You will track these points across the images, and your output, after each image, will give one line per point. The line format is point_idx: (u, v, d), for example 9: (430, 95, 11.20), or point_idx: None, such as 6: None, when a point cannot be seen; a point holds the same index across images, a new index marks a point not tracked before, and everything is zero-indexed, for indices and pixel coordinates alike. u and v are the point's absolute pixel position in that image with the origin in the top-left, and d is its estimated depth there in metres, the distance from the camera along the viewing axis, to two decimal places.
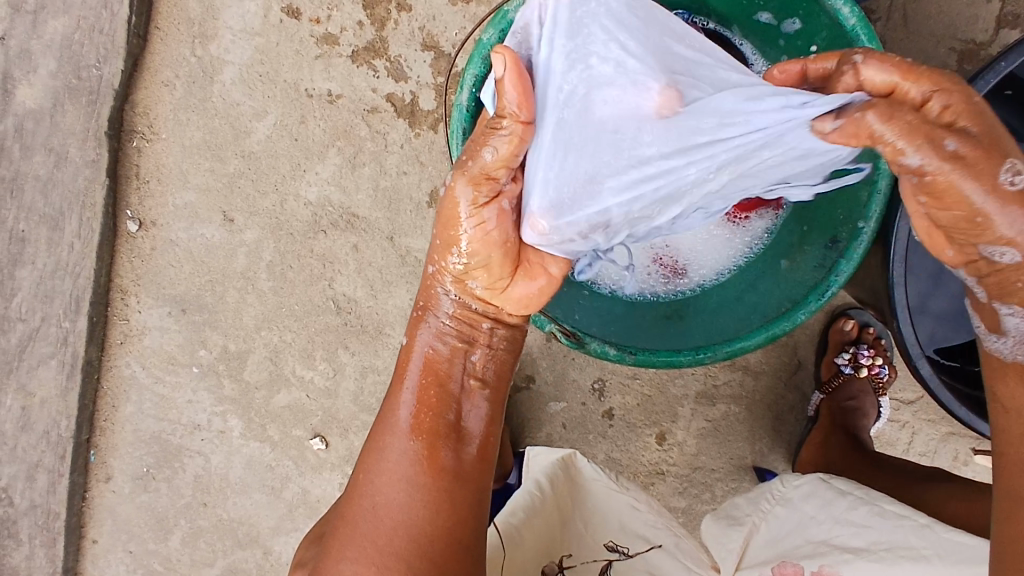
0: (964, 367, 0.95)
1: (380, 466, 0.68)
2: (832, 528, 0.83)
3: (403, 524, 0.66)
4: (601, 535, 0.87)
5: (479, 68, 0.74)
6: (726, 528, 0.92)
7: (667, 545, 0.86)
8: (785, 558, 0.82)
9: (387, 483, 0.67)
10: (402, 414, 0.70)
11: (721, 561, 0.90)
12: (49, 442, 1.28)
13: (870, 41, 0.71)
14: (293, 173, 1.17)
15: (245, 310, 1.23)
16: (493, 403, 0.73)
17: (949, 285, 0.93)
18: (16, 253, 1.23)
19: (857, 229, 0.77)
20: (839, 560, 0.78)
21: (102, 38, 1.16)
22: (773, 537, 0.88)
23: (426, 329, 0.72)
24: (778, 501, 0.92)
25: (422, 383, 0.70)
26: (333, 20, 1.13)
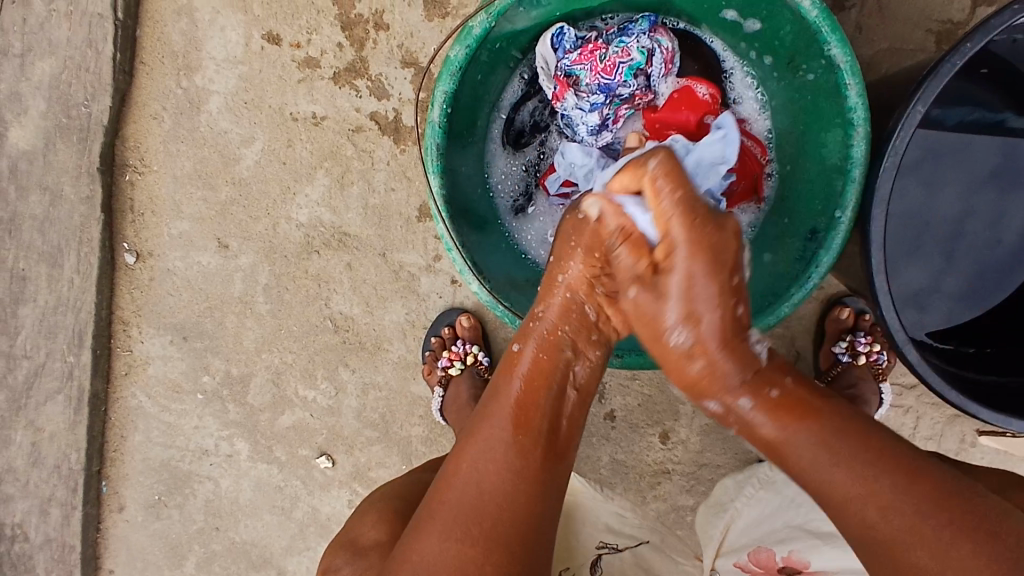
0: (980, 351, 0.93)
1: (484, 451, 0.65)
2: (809, 513, 0.88)
3: (507, 512, 0.62)
4: (591, 538, 0.86)
5: (448, 85, 0.75)
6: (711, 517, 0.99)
7: (654, 541, 0.89)
8: (761, 543, 0.88)
9: (493, 468, 0.64)
10: (512, 406, 0.67)
11: (704, 547, 0.95)
12: (60, 476, 1.30)
13: (832, 32, 0.71)
14: (283, 197, 1.19)
15: (245, 334, 1.24)
16: (585, 414, 0.72)
17: (960, 265, 0.94)
18: (18, 292, 1.25)
19: (834, 220, 0.76)
20: (809, 546, 0.84)
21: (90, 77, 1.18)
22: (752, 522, 0.93)
23: (535, 336, 0.72)
24: (760, 487, 0.97)
25: (531, 382, 0.69)
26: (314, 43, 1.14)
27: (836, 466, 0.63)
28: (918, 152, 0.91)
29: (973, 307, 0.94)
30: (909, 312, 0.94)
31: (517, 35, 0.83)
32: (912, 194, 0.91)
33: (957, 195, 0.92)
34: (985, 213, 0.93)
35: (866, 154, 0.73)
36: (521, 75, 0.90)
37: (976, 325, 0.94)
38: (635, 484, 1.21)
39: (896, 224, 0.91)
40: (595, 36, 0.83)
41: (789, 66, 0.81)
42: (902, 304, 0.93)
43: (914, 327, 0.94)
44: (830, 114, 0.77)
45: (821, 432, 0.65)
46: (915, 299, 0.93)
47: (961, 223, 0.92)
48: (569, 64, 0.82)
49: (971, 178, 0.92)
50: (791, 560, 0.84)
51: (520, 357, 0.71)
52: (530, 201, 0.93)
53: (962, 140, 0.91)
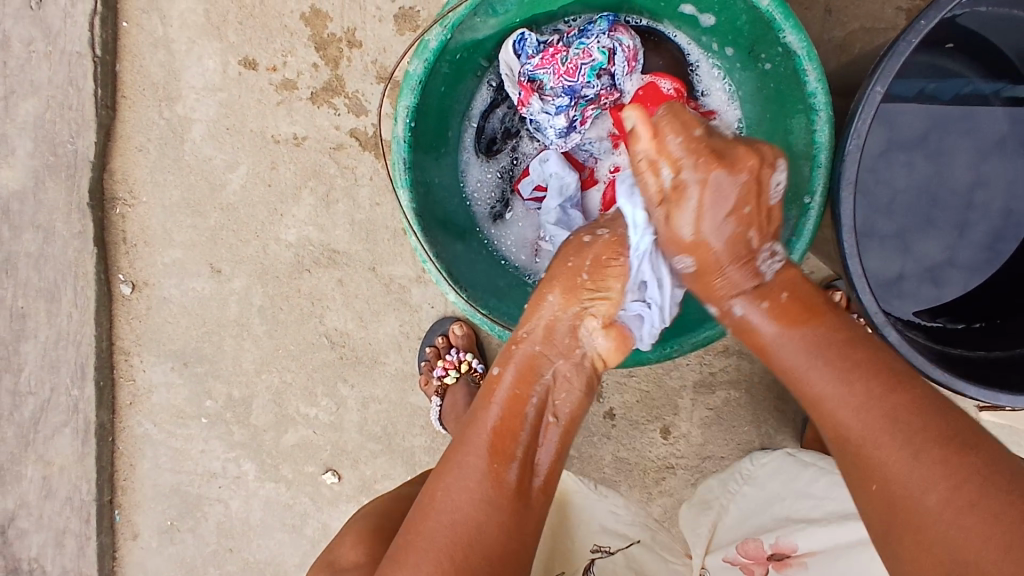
0: (988, 323, 0.91)
1: (459, 479, 0.66)
2: (794, 504, 0.89)
3: (479, 539, 0.63)
4: (586, 538, 0.87)
5: (410, 100, 0.76)
6: (697, 514, 0.98)
7: (646, 540, 0.89)
8: (749, 536, 0.88)
9: (466, 499, 0.65)
10: (484, 433, 0.68)
11: (693, 546, 0.95)
12: (73, 507, 1.32)
13: (785, 19, 0.71)
14: (271, 219, 1.20)
15: (244, 356, 1.26)
16: (566, 442, 0.72)
17: (974, 236, 0.92)
18: (19, 329, 1.27)
19: (805, 206, 0.76)
20: (795, 530, 0.85)
21: (73, 114, 1.20)
22: (741, 514, 0.93)
23: (517, 360, 0.72)
24: (745, 481, 0.97)
25: (508, 407, 0.69)
26: (289, 65, 1.16)
27: (826, 375, 0.63)
28: (922, 126, 0.91)
29: (985, 277, 0.93)
30: (923, 287, 0.93)
31: (479, 44, 0.83)
32: (921, 168, 0.91)
33: (967, 163, 0.91)
34: (996, 180, 0.92)
35: (831, 138, 0.74)
36: (489, 83, 0.90)
37: (988, 297, 0.92)
38: (640, 481, 1.20)
39: (905, 199, 0.91)
40: (556, 40, 0.84)
41: (750, 54, 0.81)
42: (915, 280, 0.93)
43: (928, 303, 0.93)
44: (793, 100, 0.77)
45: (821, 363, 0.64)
46: (929, 273, 0.92)
47: (970, 194, 0.92)
48: (533, 70, 0.83)
49: (980, 145, 0.91)
50: (780, 545, 0.84)
51: (499, 380, 0.72)
52: (507, 207, 0.94)
53: (965, 113, 0.92)
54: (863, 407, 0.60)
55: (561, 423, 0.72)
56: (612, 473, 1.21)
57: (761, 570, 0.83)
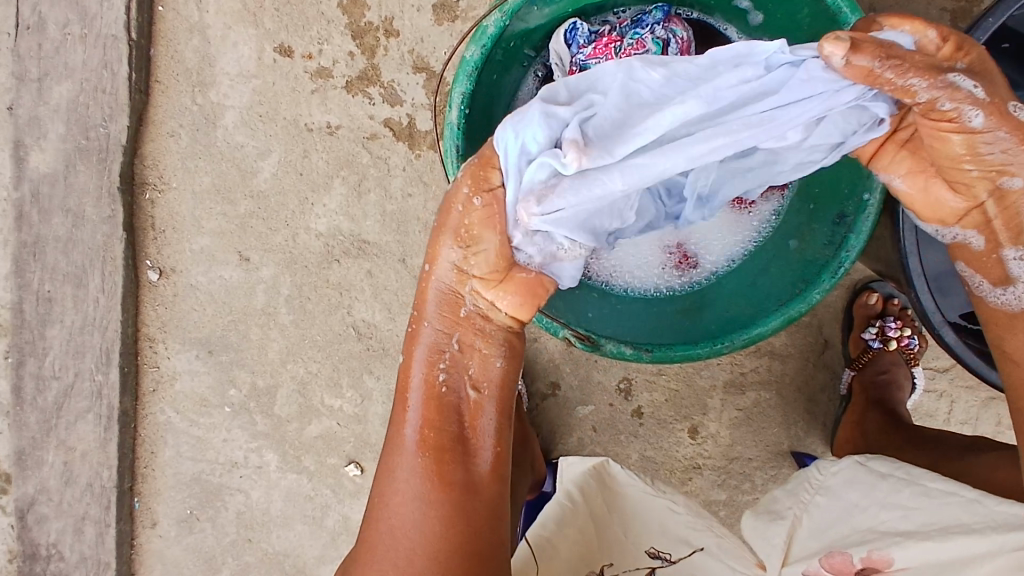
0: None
1: (395, 486, 0.68)
2: (879, 514, 0.82)
3: (422, 543, 0.65)
4: (643, 541, 0.87)
5: (465, 86, 0.75)
6: (768, 523, 0.92)
7: (709, 547, 0.85)
8: (832, 548, 0.82)
9: (405, 504, 0.66)
10: (408, 430, 0.68)
11: (767, 557, 0.88)
12: (94, 494, 1.31)
13: (852, 13, 0.70)
14: (301, 208, 1.20)
15: (270, 345, 1.25)
16: (501, 413, 0.69)
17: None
18: (45, 313, 1.27)
19: (862, 202, 0.76)
20: (890, 543, 0.78)
21: (107, 97, 1.20)
22: (817, 528, 0.87)
23: (422, 346, 0.68)
24: (817, 491, 0.92)
25: (424, 401, 0.67)
26: (325, 53, 1.15)
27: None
28: None
29: None
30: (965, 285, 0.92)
31: (530, 32, 0.83)
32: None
33: None
34: None
35: None
36: (536, 73, 0.89)
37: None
38: (666, 480, 1.19)
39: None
40: (608, 30, 0.82)
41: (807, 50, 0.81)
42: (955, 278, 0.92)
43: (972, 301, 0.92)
44: None
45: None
46: (938, 282, 0.92)
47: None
48: (585, 59, 0.80)
49: None
50: (872, 559, 0.77)
51: (410, 373, 0.69)
52: None
53: None
54: None
55: (485, 394, 0.68)
56: (638, 471, 1.20)
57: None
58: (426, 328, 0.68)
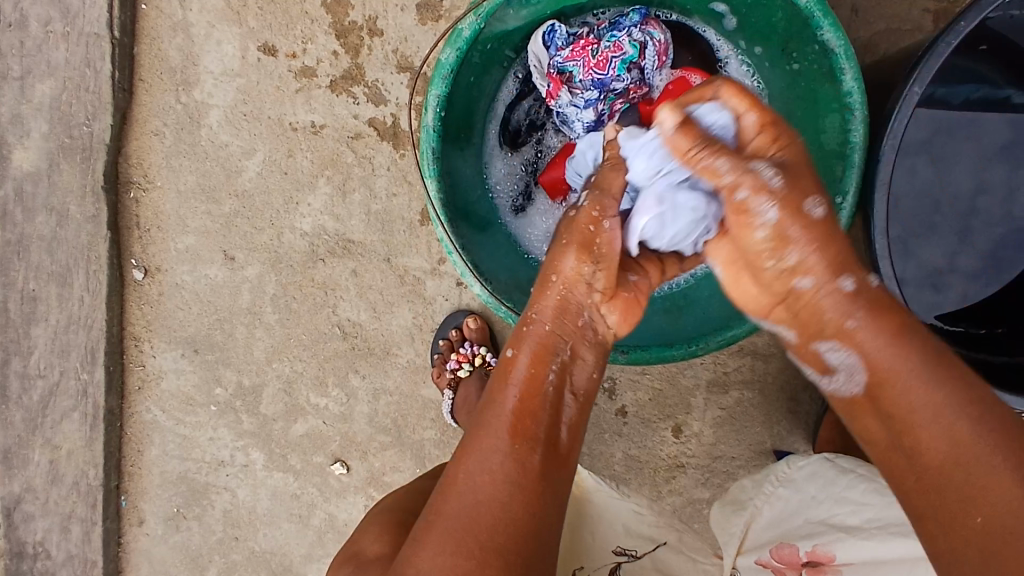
0: (991, 332, 0.91)
1: (481, 463, 0.65)
2: (832, 508, 0.86)
3: (504, 519, 0.62)
4: (609, 541, 0.86)
5: (441, 89, 0.75)
6: (730, 515, 0.96)
7: (672, 541, 0.89)
8: (783, 540, 0.86)
9: (491, 480, 0.64)
10: (507, 412, 0.67)
11: (723, 546, 0.93)
12: (80, 492, 1.31)
13: (824, 17, 0.70)
14: (286, 207, 1.19)
15: (255, 344, 1.25)
16: (583, 415, 0.71)
17: (976, 240, 0.92)
18: (30, 312, 1.27)
19: (834, 207, 0.76)
20: (834, 539, 0.82)
21: (90, 96, 1.19)
22: (775, 518, 0.91)
23: (530, 341, 0.71)
24: (781, 483, 0.95)
25: (524, 389, 0.68)
26: (309, 52, 1.15)
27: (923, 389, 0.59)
28: (926, 131, 0.91)
29: (991, 285, 0.92)
30: (925, 293, 0.92)
31: (509, 34, 0.83)
32: (924, 175, 0.91)
33: (969, 170, 0.91)
34: (996, 187, 0.91)
35: (864, 138, 0.73)
36: (515, 74, 0.89)
37: (988, 304, 0.92)
38: (649, 479, 1.20)
39: (907, 204, 0.91)
40: (587, 32, 0.83)
41: (783, 52, 0.81)
42: (916, 284, 0.92)
43: (932, 308, 0.92)
44: (827, 99, 0.76)
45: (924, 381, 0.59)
46: (930, 280, 0.92)
47: (974, 198, 0.91)
48: (562, 61, 0.82)
49: (983, 151, 0.91)
50: (816, 553, 0.82)
51: (515, 363, 0.70)
52: (530, 200, 0.93)
53: (974, 119, 0.91)
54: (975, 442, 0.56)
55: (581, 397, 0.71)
56: (622, 470, 1.20)
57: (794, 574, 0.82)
58: (538, 323, 0.71)
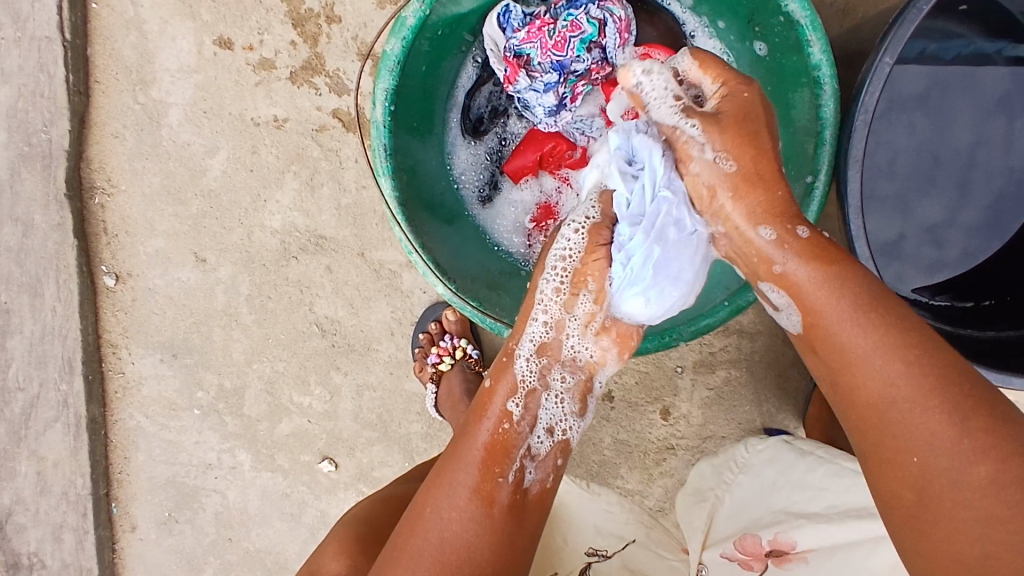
0: (977, 305, 0.88)
1: (447, 500, 0.65)
2: (790, 495, 0.86)
3: (469, 561, 0.62)
4: (581, 542, 0.87)
5: (389, 82, 0.72)
6: (692, 507, 0.96)
7: (641, 538, 0.89)
8: (746, 531, 0.85)
9: (459, 518, 0.63)
10: (479, 451, 0.67)
11: (689, 540, 0.93)
12: (70, 502, 1.31)
13: None
14: (255, 205, 1.16)
15: (234, 346, 1.23)
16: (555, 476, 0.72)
17: (975, 195, 0.89)
18: (3, 325, 1.25)
19: (808, 185, 0.72)
20: (793, 526, 0.82)
21: (45, 101, 1.16)
22: (736, 509, 0.90)
23: (508, 379, 0.70)
24: (740, 470, 0.95)
25: (496, 432, 0.68)
26: (266, 43, 1.11)
27: (841, 301, 0.59)
28: (923, 85, 0.88)
29: (992, 240, 0.89)
30: (924, 250, 0.89)
31: (461, 17, 0.79)
32: (921, 129, 0.88)
33: (967, 124, 0.88)
34: (995, 140, 0.88)
35: (837, 113, 0.69)
36: (473, 59, 0.86)
37: (976, 277, 0.89)
38: (639, 462, 1.18)
39: (905, 160, 0.89)
40: (544, 11, 0.79)
41: (750, 24, 0.77)
42: (915, 241, 0.90)
43: (931, 267, 0.90)
44: (796, 72, 0.73)
45: (868, 341, 0.57)
46: (930, 234, 0.89)
47: (972, 152, 0.88)
48: (519, 44, 0.78)
49: (979, 104, 0.87)
50: (778, 541, 0.81)
51: (493, 396, 0.70)
52: (496, 189, 0.89)
53: (969, 70, 0.87)
54: (915, 360, 0.56)
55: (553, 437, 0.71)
56: (611, 455, 1.19)
57: (760, 567, 0.81)
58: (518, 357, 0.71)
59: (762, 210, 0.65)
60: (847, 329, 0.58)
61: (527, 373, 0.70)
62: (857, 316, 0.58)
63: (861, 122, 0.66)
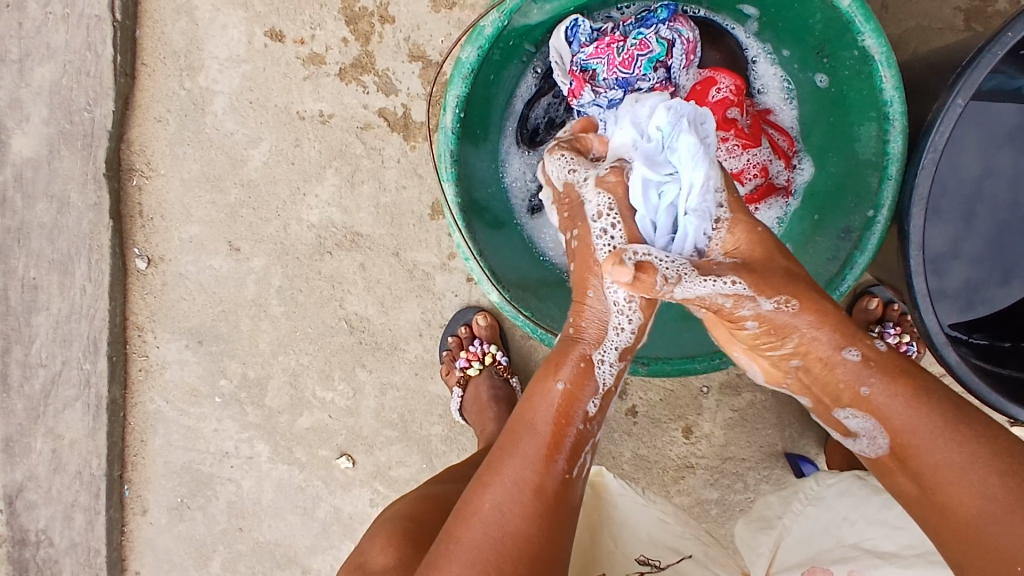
0: (1016, 345, 0.87)
1: (508, 496, 0.67)
2: (864, 530, 0.90)
3: (530, 556, 0.66)
4: (632, 549, 0.90)
5: (460, 88, 0.72)
6: (756, 532, 1.00)
7: (697, 555, 0.91)
8: (816, 562, 0.89)
9: (521, 515, 0.66)
10: (536, 446, 0.70)
11: (753, 564, 0.98)
12: (83, 481, 1.30)
13: (866, 22, 0.67)
14: (293, 198, 1.17)
15: (261, 337, 1.23)
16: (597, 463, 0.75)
17: (980, 226, 0.88)
18: (30, 301, 1.25)
19: (868, 219, 0.73)
20: (868, 564, 0.85)
21: (90, 80, 1.16)
22: (804, 538, 0.95)
23: (568, 366, 0.72)
24: (809, 501, 0.98)
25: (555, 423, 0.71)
26: (318, 38, 1.11)
27: (926, 417, 0.67)
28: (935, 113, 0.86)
29: (992, 272, 0.89)
30: (927, 277, 0.87)
31: (531, 29, 0.79)
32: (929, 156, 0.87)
33: (975, 156, 0.87)
34: (1003, 174, 0.88)
35: (903, 149, 0.70)
36: (535, 69, 0.86)
37: (999, 314, 0.89)
38: (658, 479, 1.19)
39: None
40: (612, 28, 0.80)
41: (818, 54, 0.78)
42: (920, 268, 0.87)
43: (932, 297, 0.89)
44: (865, 106, 0.73)
45: (948, 449, 0.65)
46: (934, 263, 0.88)
47: (979, 183, 0.87)
48: (586, 59, 0.79)
49: (989, 137, 0.87)
50: None
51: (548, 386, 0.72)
52: (546, 200, 0.90)
53: (983, 105, 0.87)
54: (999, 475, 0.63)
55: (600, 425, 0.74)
56: (630, 469, 1.19)
57: None
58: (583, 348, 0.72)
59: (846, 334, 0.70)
60: (931, 444, 0.66)
61: (606, 376, 0.73)
62: (942, 431, 0.66)
63: (929, 161, 0.66)
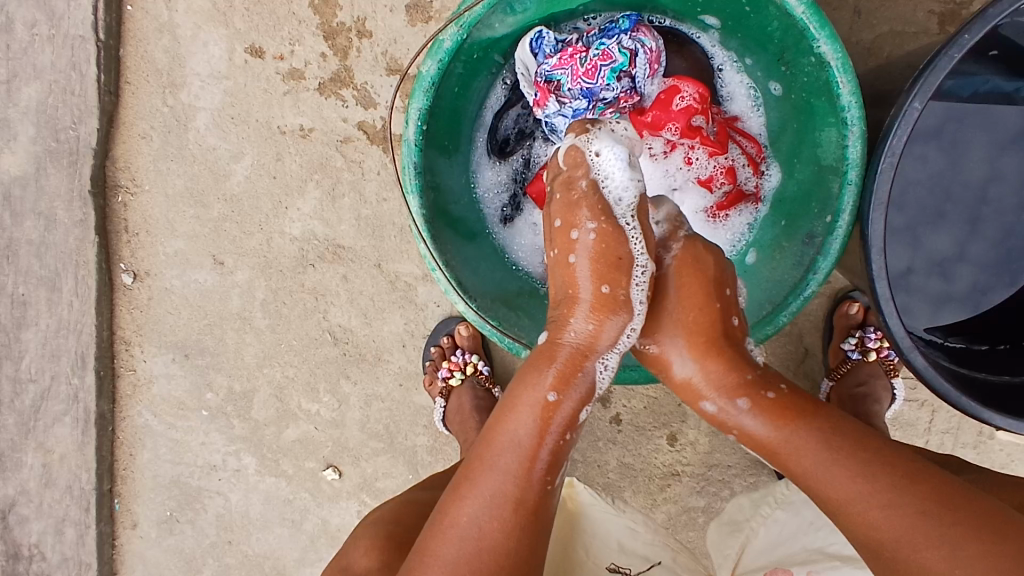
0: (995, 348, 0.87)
1: (483, 510, 0.64)
2: (828, 535, 0.88)
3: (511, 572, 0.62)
4: (604, 558, 0.92)
5: (422, 102, 0.73)
6: (726, 536, 1.03)
7: (666, 561, 0.95)
8: (778, 565, 0.89)
9: (497, 530, 0.63)
10: (515, 455, 0.67)
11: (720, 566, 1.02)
12: (73, 496, 1.31)
13: (821, 28, 0.68)
14: (276, 211, 1.18)
15: (246, 349, 1.24)
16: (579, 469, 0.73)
17: (986, 231, 0.85)
18: (19, 317, 1.26)
19: (831, 225, 0.74)
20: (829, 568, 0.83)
21: (75, 99, 1.18)
22: (769, 543, 0.95)
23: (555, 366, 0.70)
24: (778, 505, 0.99)
25: (540, 427, 0.68)
26: (297, 54, 1.13)
27: (806, 440, 0.65)
28: (937, 120, 0.83)
29: (997, 276, 0.87)
30: (931, 283, 0.86)
31: (496, 41, 0.80)
32: (934, 161, 0.83)
33: (982, 159, 0.84)
34: (1010, 176, 0.85)
35: (863, 154, 0.71)
36: (504, 80, 0.87)
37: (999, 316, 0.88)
38: (643, 488, 1.18)
39: (917, 193, 0.84)
40: (576, 39, 0.81)
41: (780, 61, 0.78)
42: (922, 274, 0.86)
43: (937, 301, 0.87)
44: (824, 113, 0.74)
45: (815, 461, 0.64)
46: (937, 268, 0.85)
47: (984, 187, 0.85)
48: (550, 70, 0.80)
49: (995, 139, 0.84)
50: None
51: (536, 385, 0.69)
52: (518, 210, 0.91)
53: (984, 108, 0.83)
54: (866, 489, 0.61)
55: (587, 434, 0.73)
56: (615, 478, 1.19)
57: None
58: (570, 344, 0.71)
59: (713, 371, 0.71)
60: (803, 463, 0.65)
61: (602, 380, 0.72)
62: (818, 449, 0.65)
63: (886, 166, 0.66)
